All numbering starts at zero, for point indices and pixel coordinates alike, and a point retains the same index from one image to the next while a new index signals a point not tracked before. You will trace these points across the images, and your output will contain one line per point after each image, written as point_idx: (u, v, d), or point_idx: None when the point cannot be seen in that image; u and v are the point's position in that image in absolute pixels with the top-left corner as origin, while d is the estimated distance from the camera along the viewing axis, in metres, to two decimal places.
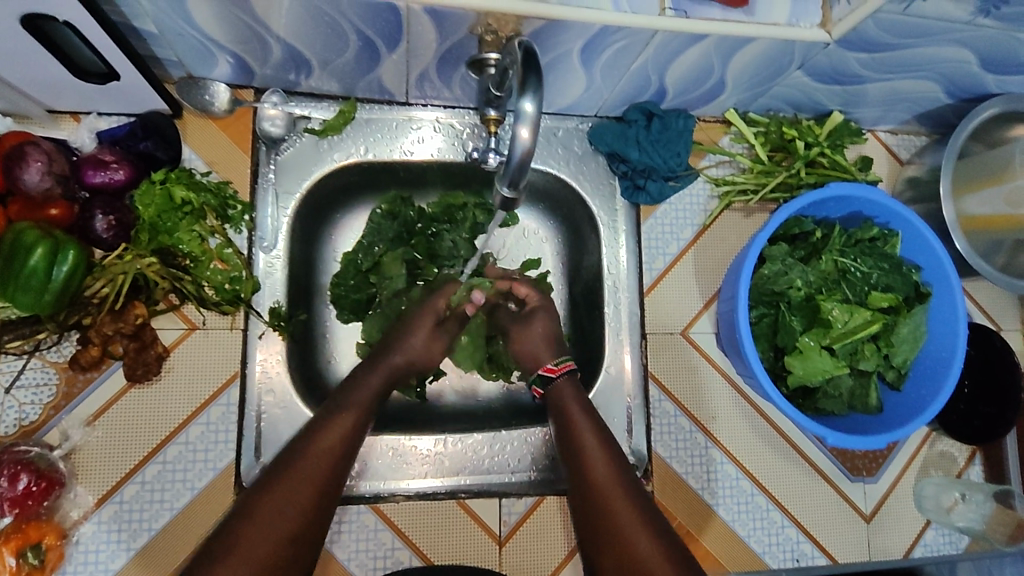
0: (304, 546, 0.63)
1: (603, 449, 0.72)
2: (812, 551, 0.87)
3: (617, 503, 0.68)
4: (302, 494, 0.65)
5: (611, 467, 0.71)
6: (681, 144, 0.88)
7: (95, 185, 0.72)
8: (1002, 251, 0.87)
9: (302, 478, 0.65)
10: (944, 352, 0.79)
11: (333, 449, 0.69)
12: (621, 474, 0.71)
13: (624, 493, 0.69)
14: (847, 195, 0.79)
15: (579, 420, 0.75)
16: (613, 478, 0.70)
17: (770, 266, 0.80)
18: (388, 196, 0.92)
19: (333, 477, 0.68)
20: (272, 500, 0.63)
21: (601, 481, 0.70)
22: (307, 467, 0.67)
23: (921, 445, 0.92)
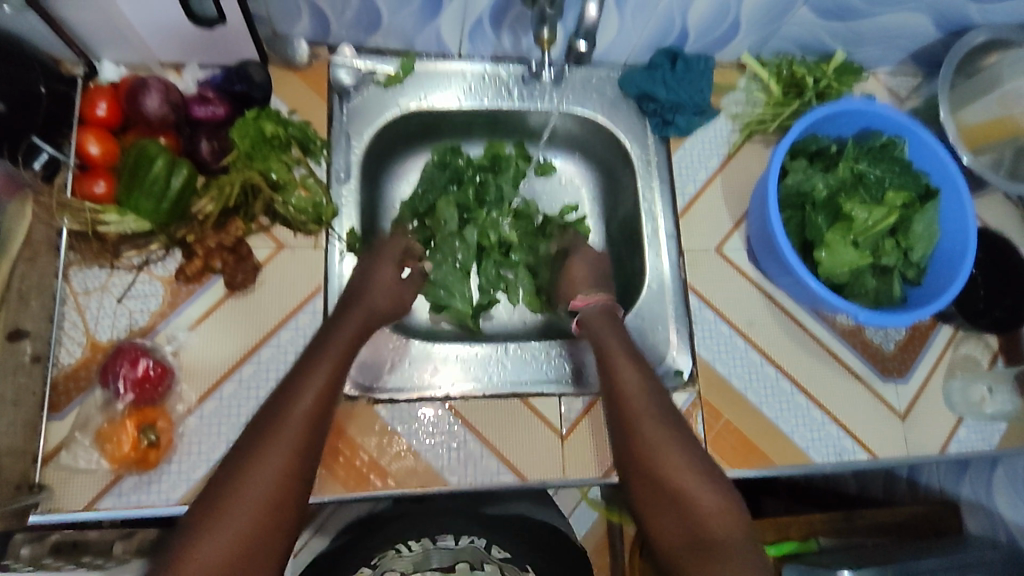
0: (285, 517, 0.64)
1: (638, 374, 0.81)
2: (853, 447, 0.93)
3: (650, 422, 0.77)
4: (277, 464, 0.65)
5: (645, 391, 0.80)
6: (704, 82, 0.99)
7: (199, 118, 0.83)
8: (1005, 163, 0.96)
9: (276, 447, 0.65)
10: (957, 245, 0.87)
11: (308, 417, 0.68)
12: (650, 395, 0.80)
13: (659, 416, 0.78)
14: (858, 109, 0.89)
15: (613, 348, 0.84)
16: (651, 407, 0.78)
17: (793, 177, 0.89)
18: (441, 147, 1.05)
19: (309, 447, 0.68)
20: (250, 471, 0.64)
21: (636, 404, 0.79)
22: (281, 437, 0.66)
23: (945, 347, 0.98)
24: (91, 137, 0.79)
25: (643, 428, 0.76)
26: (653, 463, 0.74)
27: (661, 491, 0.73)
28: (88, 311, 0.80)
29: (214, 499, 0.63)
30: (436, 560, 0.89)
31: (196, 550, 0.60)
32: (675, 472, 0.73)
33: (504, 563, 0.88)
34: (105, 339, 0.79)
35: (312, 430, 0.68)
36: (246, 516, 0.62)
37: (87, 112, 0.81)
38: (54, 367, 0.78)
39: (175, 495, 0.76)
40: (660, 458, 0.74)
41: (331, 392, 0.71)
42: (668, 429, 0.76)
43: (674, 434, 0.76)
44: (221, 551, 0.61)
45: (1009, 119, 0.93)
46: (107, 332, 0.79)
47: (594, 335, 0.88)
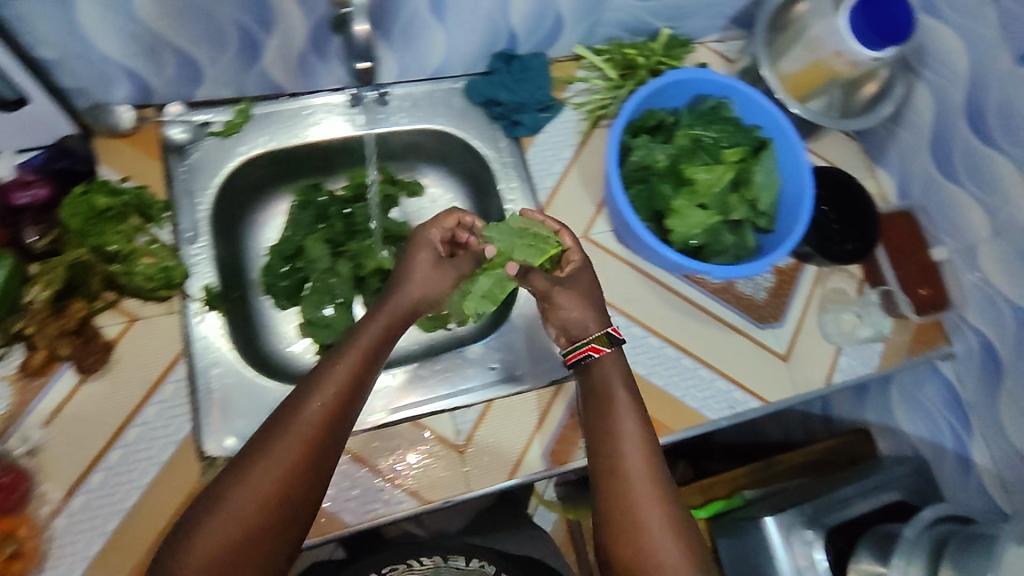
0: (288, 523, 0.63)
1: (644, 459, 0.74)
2: (744, 397, 0.96)
3: (645, 502, 0.71)
4: (286, 458, 0.64)
5: (646, 466, 0.74)
6: (541, 78, 1.01)
7: (21, 204, 0.80)
8: (835, 103, 1.03)
9: (285, 445, 0.65)
10: (797, 188, 0.92)
11: (320, 414, 0.67)
12: (652, 467, 0.74)
13: (658, 499, 0.72)
14: (683, 79, 0.93)
15: (620, 400, 0.79)
16: (650, 492, 0.72)
17: (635, 153, 0.92)
18: (301, 186, 1.05)
19: (321, 451, 0.66)
20: (258, 462, 0.64)
21: (632, 467, 0.73)
22: (296, 434, 0.65)
23: (814, 285, 1.04)
24: None
25: (638, 509, 0.71)
26: (639, 544, 0.70)
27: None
28: None
29: (225, 483, 0.63)
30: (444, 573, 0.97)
31: (200, 536, 0.61)
32: (666, 560, 0.69)
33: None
34: None
35: (327, 427, 0.67)
36: (249, 509, 0.62)
37: None
38: None
39: None
40: (649, 538, 0.70)
41: (351, 394, 0.70)
42: (673, 523, 0.71)
43: (670, 522, 0.71)
44: (231, 531, 0.61)
45: (817, 63, 0.96)
46: None
47: (598, 379, 0.82)
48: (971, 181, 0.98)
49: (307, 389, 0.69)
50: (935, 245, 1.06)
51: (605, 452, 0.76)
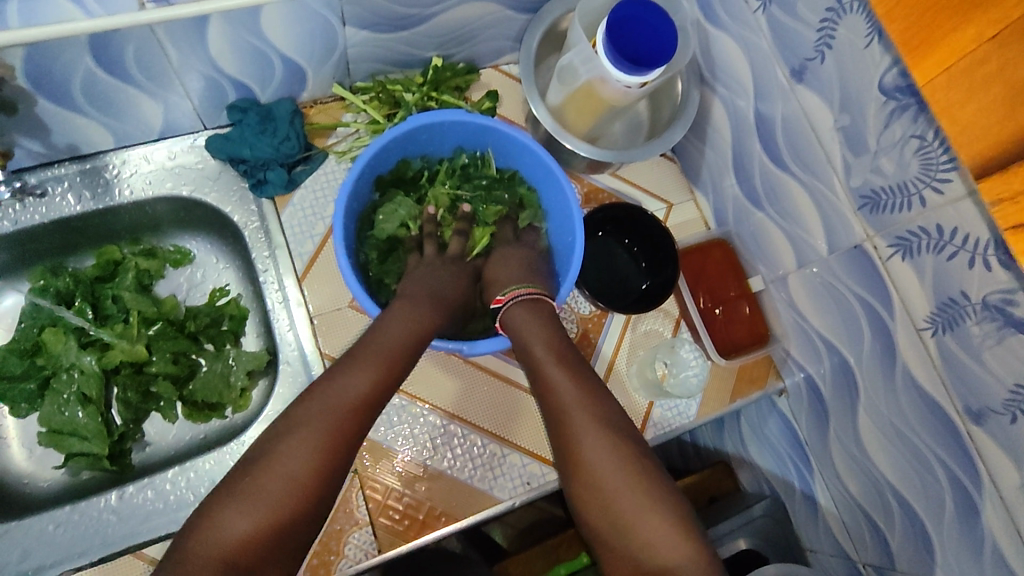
0: (310, 516, 0.63)
1: (585, 391, 0.72)
2: (541, 470, 0.86)
3: (591, 440, 0.70)
4: (313, 445, 0.63)
5: (588, 410, 0.71)
6: (289, 128, 0.90)
7: None
8: (642, 125, 1.01)
9: (323, 424, 0.64)
10: (567, 237, 0.84)
11: (364, 395, 0.67)
12: (608, 412, 0.72)
13: (619, 428, 0.71)
14: (429, 124, 0.83)
15: (541, 352, 0.75)
16: (603, 437, 0.70)
17: (384, 210, 0.85)
18: (40, 271, 0.92)
19: (361, 425, 0.67)
20: (296, 444, 0.63)
21: (575, 421, 0.71)
22: (339, 411, 0.65)
23: (624, 330, 0.95)
24: None
25: (578, 453, 0.70)
26: (601, 484, 0.68)
27: (614, 524, 0.67)
28: None
29: (234, 487, 0.61)
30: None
31: (199, 551, 0.57)
32: (613, 494, 0.67)
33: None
34: None
35: (366, 408, 0.67)
36: (262, 513, 0.59)
37: None
38: None
39: None
40: (606, 488, 0.68)
41: (392, 373, 0.70)
42: (625, 457, 0.69)
43: (628, 453, 0.69)
44: (240, 537, 0.58)
45: (579, 89, 0.86)
46: None
47: (517, 333, 0.77)
48: (772, 208, 0.89)
49: (346, 367, 0.68)
50: (753, 275, 0.96)
51: (550, 410, 0.73)
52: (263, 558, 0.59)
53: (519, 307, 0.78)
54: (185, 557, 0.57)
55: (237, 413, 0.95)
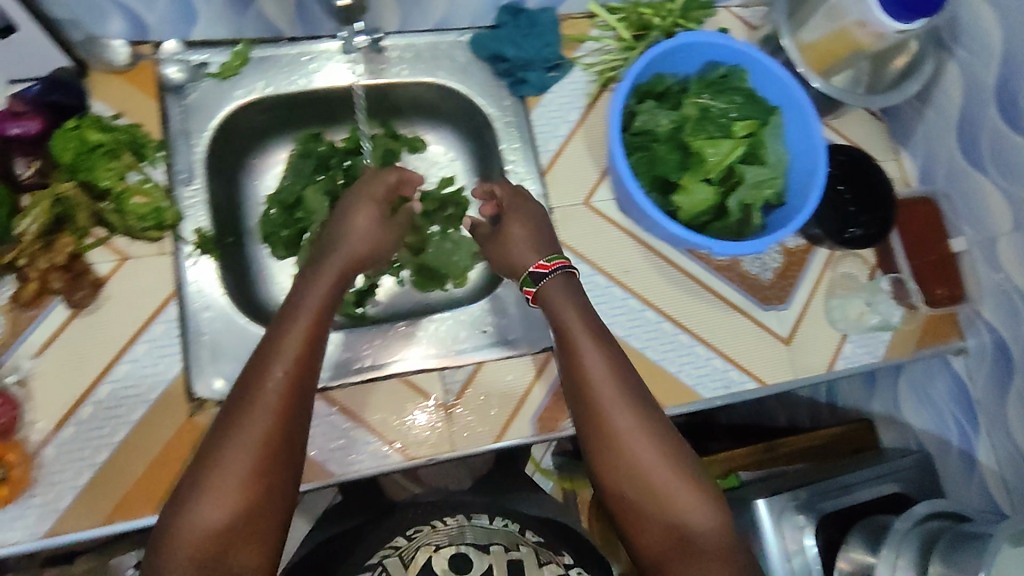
0: (272, 496, 0.64)
1: (605, 374, 0.73)
2: (741, 377, 0.94)
3: (620, 421, 0.71)
4: (256, 431, 0.64)
5: (617, 391, 0.72)
6: (551, 35, 0.98)
7: (11, 136, 0.78)
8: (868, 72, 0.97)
9: (257, 423, 0.64)
10: (809, 164, 0.87)
11: (285, 384, 0.67)
12: (625, 390, 0.73)
13: (636, 410, 0.72)
14: (693, 44, 0.88)
15: (574, 331, 0.76)
16: (638, 421, 0.71)
17: (639, 117, 0.88)
18: (302, 136, 1.02)
19: (288, 421, 0.66)
20: (224, 453, 0.63)
21: (606, 404, 0.71)
22: (255, 418, 0.65)
23: (824, 268, 1.00)
24: None
25: (609, 431, 0.71)
26: (623, 463, 0.70)
27: (643, 497, 0.69)
28: None
29: (198, 473, 0.63)
30: (472, 536, 0.82)
31: (174, 540, 0.62)
32: (650, 467, 0.69)
33: (541, 544, 0.84)
34: None
35: (296, 396, 0.67)
36: (223, 503, 0.62)
37: None
38: None
39: (41, 528, 0.74)
40: (635, 465, 0.70)
41: (309, 362, 0.69)
42: (648, 435, 0.70)
43: (649, 434, 0.70)
44: (220, 517, 0.62)
45: (842, 30, 0.91)
46: None
47: (551, 308, 0.79)
48: (996, 171, 0.93)
49: (266, 361, 0.68)
50: (955, 236, 1.01)
51: (574, 383, 0.74)
52: (239, 531, 0.63)
53: (562, 282, 0.81)
54: (168, 534, 0.62)
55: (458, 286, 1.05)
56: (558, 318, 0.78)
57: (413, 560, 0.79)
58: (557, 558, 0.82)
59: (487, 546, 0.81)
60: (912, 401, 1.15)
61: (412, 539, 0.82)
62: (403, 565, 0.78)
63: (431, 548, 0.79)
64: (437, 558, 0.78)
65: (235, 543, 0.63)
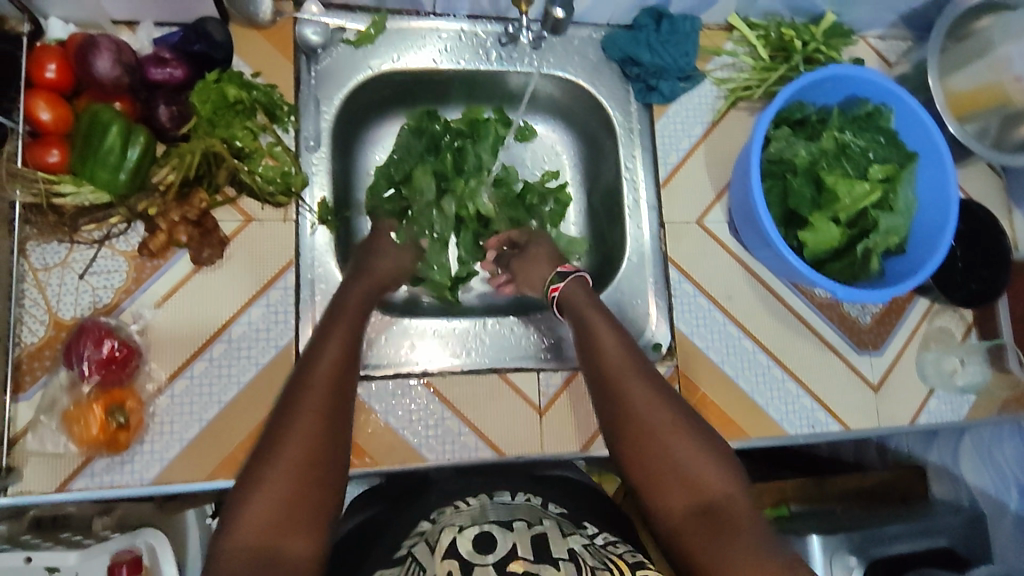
0: (324, 485, 0.62)
1: (618, 351, 0.77)
2: (826, 419, 0.95)
3: (638, 394, 0.73)
4: (313, 406, 0.65)
5: (630, 368, 0.75)
6: (689, 44, 0.94)
7: (158, 82, 0.77)
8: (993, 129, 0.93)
9: (310, 397, 0.66)
10: (938, 219, 0.86)
11: (334, 368, 0.69)
12: (640, 366, 0.76)
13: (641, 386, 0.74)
14: (845, 76, 0.86)
15: (596, 321, 0.81)
16: (649, 392, 0.73)
17: (774, 145, 0.87)
18: (416, 114, 0.98)
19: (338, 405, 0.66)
20: (284, 437, 0.62)
21: (623, 380, 0.75)
22: (311, 401, 0.65)
23: (920, 320, 1.00)
24: (41, 102, 0.73)
25: (627, 405, 0.72)
26: (640, 431, 0.70)
27: (661, 466, 0.69)
28: (48, 288, 0.76)
29: (265, 445, 0.63)
30: (494, 515, 0.64)
31: (233, 532, 0.58)
32: (658, 439, 0.70)
33: (564, 516, 0.68)
34: (68, 317, 0.76)
35: (340, 380, 0.68)
36: (287, 468, 0.60)
37: (33, 74, 0.74)
38: (16, 347, 0.75)
39: (148, 475, 0.76)
40: (655, 431, 0.70)
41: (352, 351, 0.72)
42: (659, 404, 0.72)
43: (657, 401, 0.72)
44: (281, 485, 0.60)
45: (998, 86, 0.90)
46: (70, 311, 0.77)
47: (574, 311, 0.84)
48: None
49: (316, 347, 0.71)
50: None
51: (591, 368, 0.78)
52: (302, 505, 0.60)
53: (580, 285, 0.86)
54: (231, 508, 0.59)
55: None
56: (577, 314, 0.83)
57: (436, 541, 0.60)
58: (580, 529, 0.66)
59: (508, 521, 0.62)
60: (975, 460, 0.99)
61: (435, 522, 0.64)
62: (428, 547, 0.60)
63: (452, 528, 0.61)
64: (460, 537, 0.59)
65: (293, 527, 0.59)
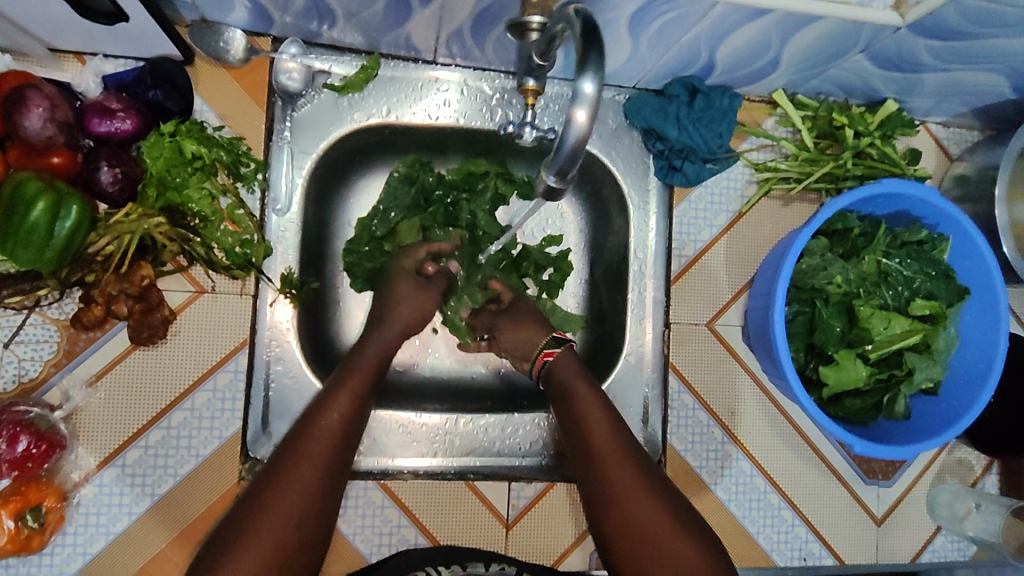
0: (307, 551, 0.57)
1: (606, 424, 0.69)
2: (820, 551, 0.87)
3: (626, 475, 0.65)
4: (312, 469, 0.60)
5: (610, 440, 0.68)
6: (724, 124, 0.82)
7: (100, 134, 0.67)
8: None
9: (311, 456, 0.60)
10: (982, 361, 0.76)
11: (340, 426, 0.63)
12: (621, 438, 0.68)
13: (614, 458, 0.67)
14: (901, 193, 0.74)
15: (581, 390, 0.72)
16: (626, 473, 0.66)
17: (808, 261, 0.76)
18: (407, 159, 0.84)
19: (335, 461, 0.61)
20: (275, 494, 0.57)
21: (601, 455, 0.67)
22: (307, 454, 0.60)
23: (938, 452, 0.91)
24: None
25: (614, 485, 0.65)
26: (628, 516, 0.63)
27: (639, 558, 0.62)
28: None
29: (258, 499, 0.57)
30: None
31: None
32: (647, 523, 0.63)
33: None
34: None
35: (342, 439, 0.63)
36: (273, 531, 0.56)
37: None
38: None
39: (68, 569, 0.69)
40: (633, 516, 0.63)
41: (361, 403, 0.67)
42: (648, 486, 0.65)
43: (644, 484, 0.65)
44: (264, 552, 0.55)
45: None
46: None
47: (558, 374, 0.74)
48: None
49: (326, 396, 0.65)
50: None
51: (575, 438, 0.70)
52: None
53: (574, 354, 0.77)
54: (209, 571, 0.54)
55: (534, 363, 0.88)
56: (560, 373, 0.74)
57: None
58: None
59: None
60: None
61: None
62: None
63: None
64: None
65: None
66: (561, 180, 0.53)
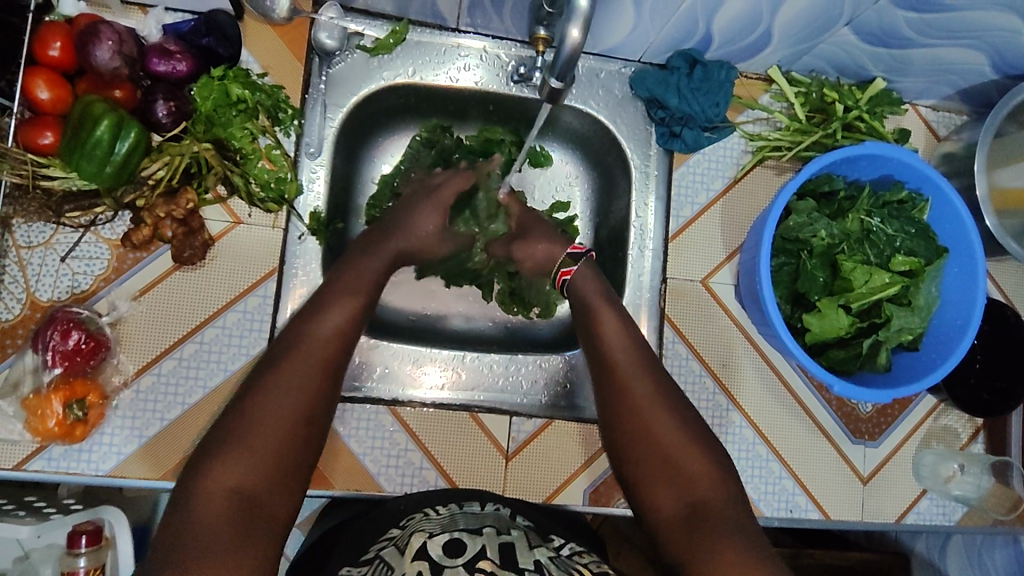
0: (302, 453, 0.61)
1: (622, 334, 0.75)
2: (806, 504, 0.90)
3: (639, 390, 0.72)
4: (302, 380, 0.63)
5: (627, 350, 0.75)
6: (721, 95, 0.89)
7: (159, 73, 0.76)
8: None
9: (302, 366, 0.63)
10: (960, 318, 0.80)
11: (331, 336, 0.66)
12: (639, 353, 0.75)
13: (633, 372, 0.73)
14: (882, 155, 0.80)
15: (602, 307, 0.77)
16: (642, 382, 0.73)
17: (795, 217, 0.82)
18: (429, 125, 0.94)
19: (329, 372, 0.65)
20: (266, 401, 0.61)
21: (619, 363, 0.74)
22: (305, 363, 0.64)
23: (925, 417, 0.94)
24: (40, 81, 0.72)
25: (629, 399, 0.71)
26: (641, 425, 0.70)
27: (650, 455, 0.69)
28: (29, 267, 0.76)
29: (248, 404, 0.61)
30: (464, 524, 0.68)
31: (205, 487, 0.57)
32: (657, 434, 0.69)
33: (531, 529, 0.71)
34: (44, 299, 0.76)
35: (336, 348, 0.66)
36: (266, 435, 0.60)
37: (38, 51, 0.73)
38: None
39: (104, 466, 0.75)
40: (646, 421, 0.70)
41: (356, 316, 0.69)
42: (659, 403, 0.71)
43: (655, 395, 0.72)
44: (256, 454, 0.59)
45: None
46: (47, 292, 0.76)
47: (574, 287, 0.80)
48: None
49: (321, 306, 0.68)
50: None
51: (592, 350, 0.76)
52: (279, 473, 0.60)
53: (591, 268, 0.81)
54: (201, 466, 0.58)
55: (540, 317, 0.96)
56: (575, 287, 0.80)
57: (407, 543, 0.64)
58: (546, 540, 0.69)
59: (477, 529, 0.66)
60: (962, 566, 0.98)
61: (407, 527, 0.68)
62: (398, 550, 0.63)
63: (422, 534, 0.65)
64: (429, 542, 0.62)
65: (266, 489, 0.59)
66: (561, 83, 0.64)
